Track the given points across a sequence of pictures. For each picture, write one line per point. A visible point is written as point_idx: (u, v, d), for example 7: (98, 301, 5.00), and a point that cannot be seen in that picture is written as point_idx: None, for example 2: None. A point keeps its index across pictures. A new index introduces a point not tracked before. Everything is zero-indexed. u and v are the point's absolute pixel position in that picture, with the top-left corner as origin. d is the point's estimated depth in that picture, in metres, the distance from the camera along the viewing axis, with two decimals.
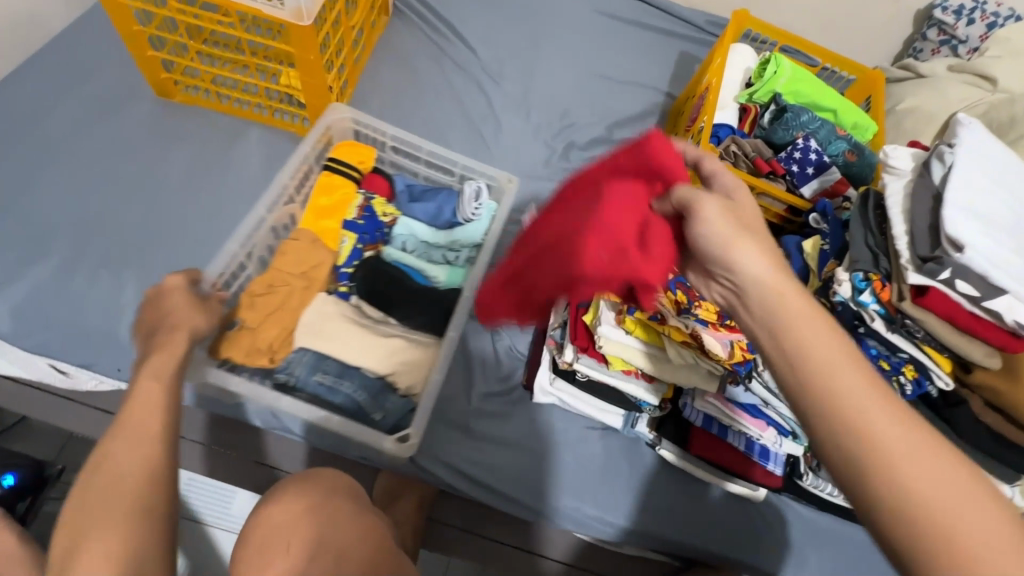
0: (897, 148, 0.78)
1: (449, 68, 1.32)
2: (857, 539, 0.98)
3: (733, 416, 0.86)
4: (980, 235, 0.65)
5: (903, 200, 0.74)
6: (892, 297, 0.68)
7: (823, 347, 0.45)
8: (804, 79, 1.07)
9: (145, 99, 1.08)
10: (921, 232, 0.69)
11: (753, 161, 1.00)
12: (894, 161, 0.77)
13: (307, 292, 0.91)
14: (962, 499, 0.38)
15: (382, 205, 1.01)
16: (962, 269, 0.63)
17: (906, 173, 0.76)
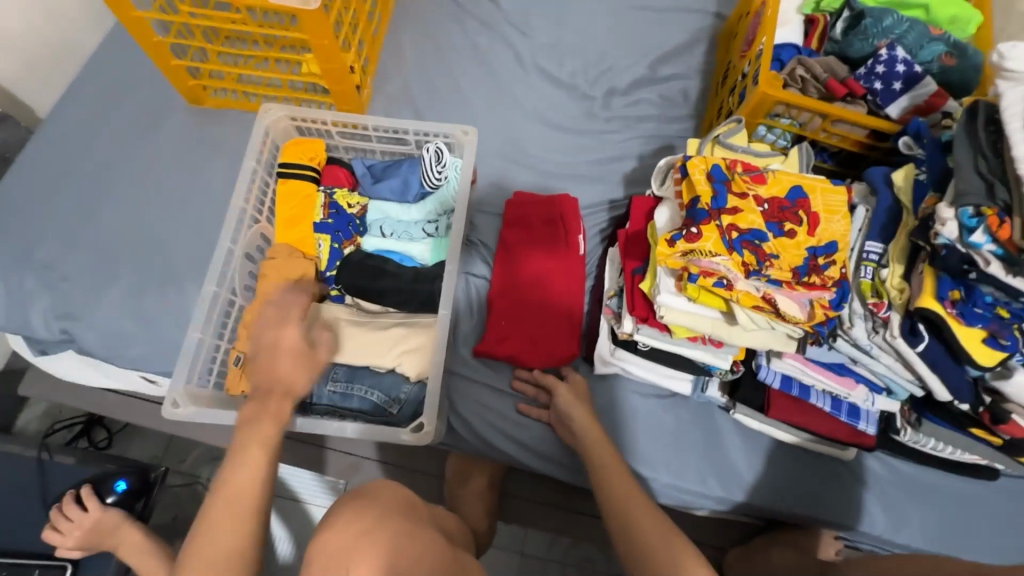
0: (1016, 45, 0.63)
1: (471, 26, 1.23)
2: (965, 494, 0.90)
3: (816, 376, 0.79)
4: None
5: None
6: (1012, 234, 0.57)
7: (606, 461, 0.80)
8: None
9: (179, 109, 1.09)
10: None
11: (825, 83, 0.86)
12: (1011, 63, 0.63)
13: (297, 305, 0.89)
14: (649, 505, 0.73)
15: (345, 196, 0.95)
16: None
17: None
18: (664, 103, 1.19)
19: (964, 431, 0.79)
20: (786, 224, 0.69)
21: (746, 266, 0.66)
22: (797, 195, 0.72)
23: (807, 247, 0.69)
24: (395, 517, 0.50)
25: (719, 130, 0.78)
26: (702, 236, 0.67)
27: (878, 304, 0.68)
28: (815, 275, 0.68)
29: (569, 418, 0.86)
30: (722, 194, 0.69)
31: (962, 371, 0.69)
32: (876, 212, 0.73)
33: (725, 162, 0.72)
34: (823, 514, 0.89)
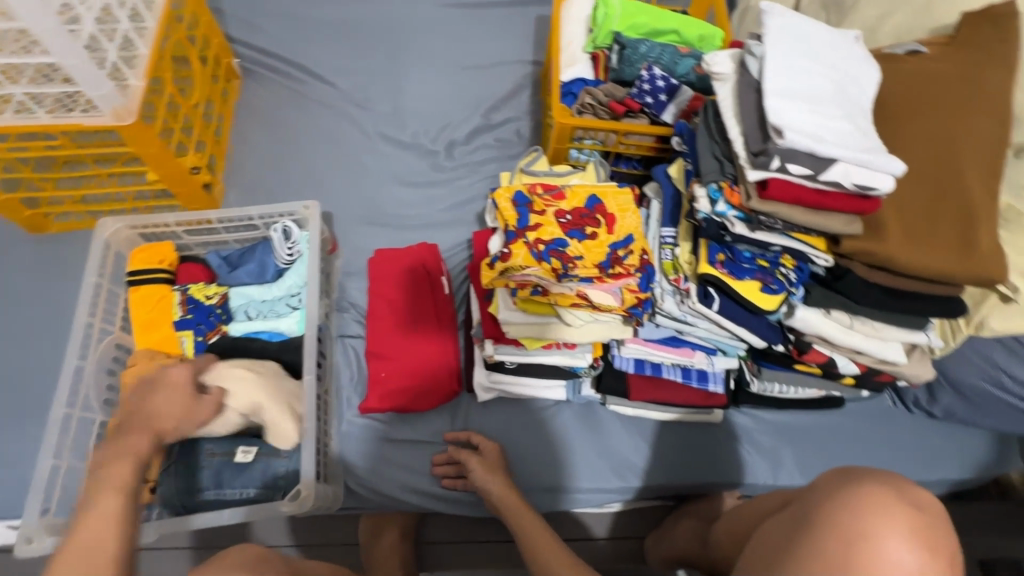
0: (716, 54, 0.78)
1: (312, 109, 1.31)
2: (823, 425, 1.01)
3: (660, 352, 0.88)
4: (800, 113, 0.66)
5: (734, 101, 0.74)
6: (742, 199, 0.69)
7: (532, 530, 0.83)
8: (636, 12, 1.08)
9: (21, 241, 1.08)
10: (751, 128, 0.70)
11: (608, 105, 1.00)
12: (716, 68, 0.77)
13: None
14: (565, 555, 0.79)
15: (201, 289, 0.96)
16: (790, 152, 0.64)
17: (730, 75, 0.76)
18: (502, 144, 1.32)
19: (794, 370, 0.90)
20: (585, 229, 0.79)
21: (555, 271, 0.74)
22: (593, 202, 0.82)
23: (608, 244, 0.79)
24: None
25: (523, 161, 0.88)
26: (513, 254, 0.75)
27: (678, 278, 0.79)
28: (618, 266, 0.77)
29: (485, 493, 0.88)
30: (525, 215, 0.78)
31: (762, 319, 0.80)
32: (664, 202, 0.86)
33: (526, 187, 0.82)
34: (710, 476, 0.96)
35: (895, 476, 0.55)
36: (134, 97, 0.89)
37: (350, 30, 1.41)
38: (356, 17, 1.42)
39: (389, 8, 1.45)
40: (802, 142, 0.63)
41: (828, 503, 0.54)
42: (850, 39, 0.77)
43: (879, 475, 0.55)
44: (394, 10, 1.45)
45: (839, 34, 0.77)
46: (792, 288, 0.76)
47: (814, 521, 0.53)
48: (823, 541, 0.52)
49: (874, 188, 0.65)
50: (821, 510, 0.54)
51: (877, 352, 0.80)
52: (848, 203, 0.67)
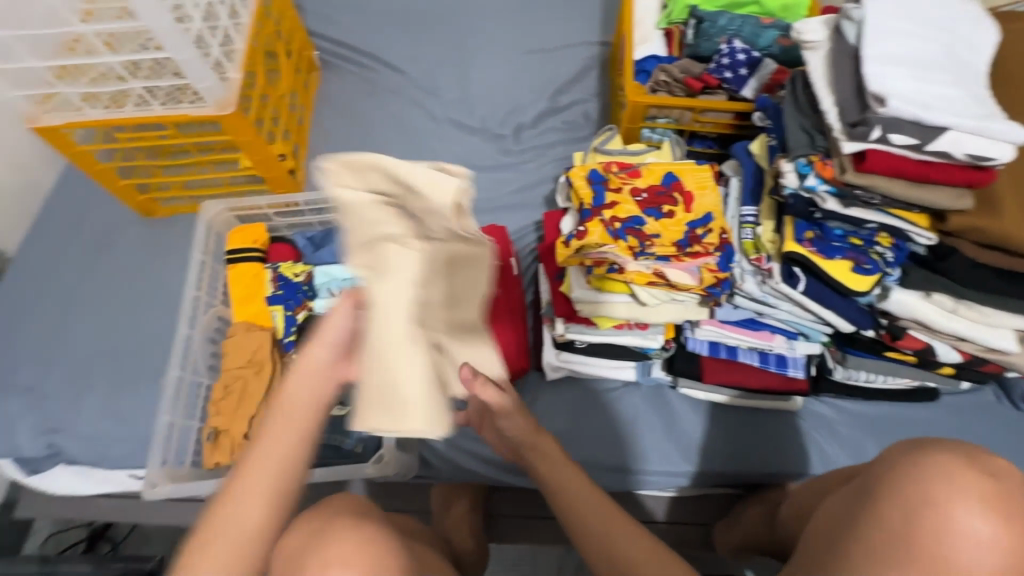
0: (807, 21, 0.74)
1: (385, 97, 1.36)
2: (915, 418, 0.95)
3: (737, 335, 0.86)
4: (906, 79, 0.61)
5: (826, 70, 0.71)
6: (835, 172, 0.66)
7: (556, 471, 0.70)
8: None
9: (134, 223, 1.20)
10: (847, 98, 0.66)
11: (684, 81, 0.97)
12: (807, 36, 0.73)
13: (259, 372, 0.95)
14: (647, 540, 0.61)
15: (291, 268, 1.03)
16: (892, 121, 0.60)
17: (822, 43, 0.72)
18: (569, 127, 1.31)
19: (884, 357, 0.85)
20: (663, 207, 0.78)
21: (632, 249, 0.75)
22: (670, 180, 0.81)
23: (686, 223, 0.78)
24: (342, 521, 0.55)
25: (597, 140, 0.88)
26: (589, 231, 0.75)
27: (759, 258, 0.77)
28: (697, 245, 0.76)
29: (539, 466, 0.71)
30: (600, 193, 0.78)
31: (852, 301, 0.76)
32: (744, 180, 0.83)
33: (601, 165, 0.82)
34: (785, 466, 0.92)
35: (964, 442, 0.53)
36: (233, 88, 0.97)
37: (420, 19, 1.45)
38: (425, 6, 1.46)
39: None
40: (907, 109, 0.59)
41: (892, 473, 0.51)
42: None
43: (952, 444, 0.52)
44: None
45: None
46: (887, 268, 0.71)
47: (877, 488, 0.51)
48: (884, 510, 0.49)
49: (989, 159, 0.60)
50: (881, 480, 0.51)
51: (983, 339, 0.74)
52: (956, 175, 0.62)
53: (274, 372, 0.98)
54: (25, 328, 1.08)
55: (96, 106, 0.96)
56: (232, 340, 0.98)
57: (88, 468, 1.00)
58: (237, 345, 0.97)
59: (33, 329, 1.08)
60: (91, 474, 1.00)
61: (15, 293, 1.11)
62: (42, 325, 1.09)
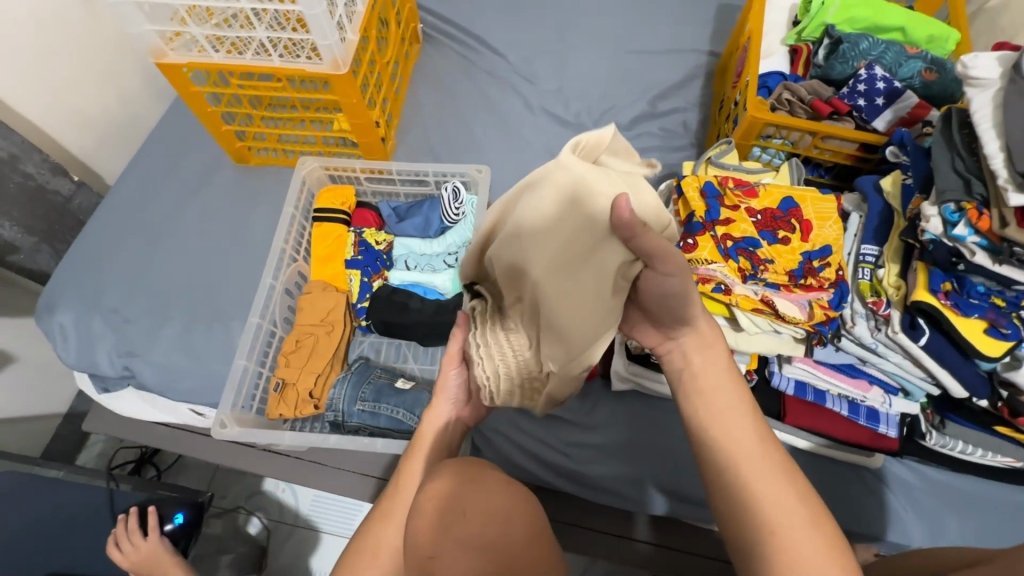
0: (977, 56, 0.67)
1: (483, 79, 1.35)
2: (1007, 500, 0.87)
3: (831, 380, 0.81)
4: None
5: (993, 112, 0.64)
6: (992, 224, 0.60)
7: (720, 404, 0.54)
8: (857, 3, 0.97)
9: (227, 168, 1.23)
10: (1020, 145, 0.59)
11: (809, 103, 0.92)
12: (975, 73, 0.67)
13: (330, 333, 0.96)
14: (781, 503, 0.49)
15: (374, 235, 1.05)
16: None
17: (993, 81, 0.66)
18: (665, 135, 1.27)
19: (990, 431, 0.79)
20: (778, 233, 0.74)
21: (742, 271, 0.71)
22: (789, 205, 0.76)
23: (802, 253, 0.73)
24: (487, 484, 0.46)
25: (712, 152, 0.84)
26: (699, 246, 0.72)
27: (877, 303, 0.71)
28: (811, 277, 0.71)
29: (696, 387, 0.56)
30: (715, 208, 0.74)
31: (974, 365, 0.70)
32: (869, 215, 0.77)
33: (717, 179, 0.78)
34: (856, 525, 0.86)
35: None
36: (349, 50, 0.97)
37: (527, 4, 1.43)
38: None
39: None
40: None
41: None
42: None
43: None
44: None
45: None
46: None
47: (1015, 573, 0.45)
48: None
49: None
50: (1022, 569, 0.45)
51: None
52: None
53: (343, 334, 0.98)
54: (116, 252, 1.13)
55: (217, 49, 0.98)
56: (308, 297, 0.99)
57: (155, 395, 1.04)
58: (312, 302, 0.98)
59: (123, 254, 1.13)
60: (157, 400, 1.05)
61: (111, 217, 1.16)
62: (131, 252, 1.13)
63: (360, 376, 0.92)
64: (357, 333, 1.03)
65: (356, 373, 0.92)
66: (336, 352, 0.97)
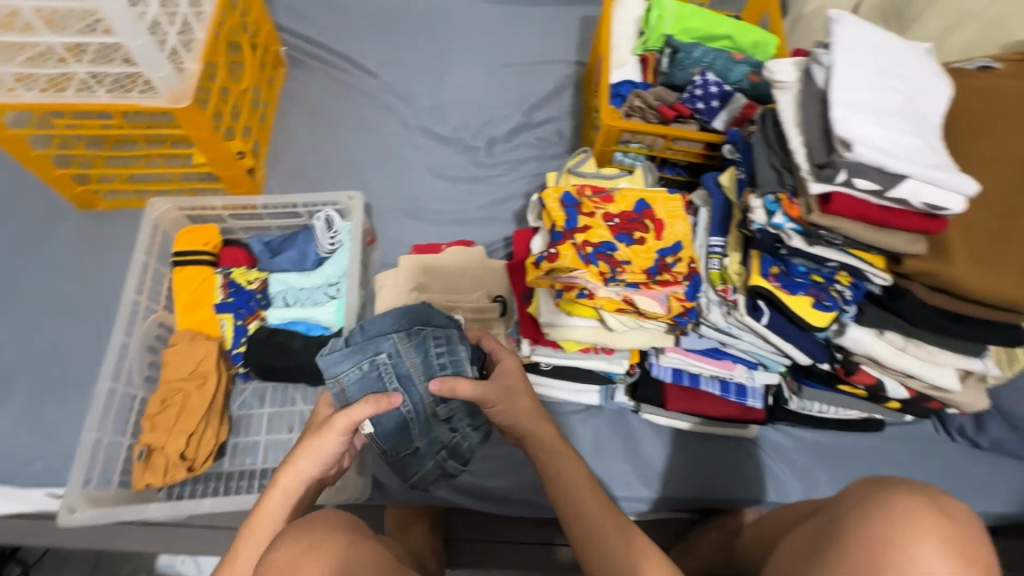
0: (779, 62, 0.76)
1: (357, 100, 1.33)
2: (865, 448, 0.98)
3: (698, 363, 0.86)
4: (875, 125, 0.64)
5: (795, 111, 0.72)
6: (801, 212, 0.67)
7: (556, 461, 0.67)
8: (690, 15, 1.06)
9: (71, 216, 1.10)
10: (815, 139, 0.67)
11: (658, 109, 0.98)
12: (778, 76, 0.75)
13: (319, 429, 0.66)
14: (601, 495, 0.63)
15: (243, 274, 0.98)
16: (857, 166, 0.61)
17: (792, 83, 0.74)
18: (542, 143, 1.31)
19: (837, 390, 0.86)
20: (634, 233, 0.78)
21: (603, 274, 0.74)
22: (642, 207, 0.81)
23: (656, 251, 0.78)
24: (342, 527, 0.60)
25: (571, 162, 0.88)
26: (560, 254, 0.74)
27: (725, 289, 0.77)
28: (667, 273, 0.76)
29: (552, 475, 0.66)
30: (573, 217, 0.78)
31: (810, 335, 0.77)
32: (713, 207, 0.84)
33: (575, 188, 0.81)
34: (742, 492, 0.94)
35: (923, 484, 0.50)
36: (189, 80, 0.91)
37: (397, 23, 1.43)
38: (403, 13, 1.44)
39: (437, 2, 1.46)
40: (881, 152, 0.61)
41: (857, 516, 0.48)
42: (921, 54, 0.74)
43: (909, 485, 0.50)
44: (442, 5, 1.46)
45: (912, 46, 0.74)
46: (845, 306, 0.73)
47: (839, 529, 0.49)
48: (850, 554, 0.46)
49: (943, 209, 0.63)
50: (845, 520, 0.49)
51: (928, 376, 0.78)
52: (911, 222, 0.65)
53: (219, 384, 0.91)
54: None
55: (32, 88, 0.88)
56: (388, 399, 0.65)
57: None
58: (370, 412, 0.65)
59: None
60: None
61: None
62: None
63: (379, 374, 0.73)
64: (238, 381, 0.97)
65: (372, 388, 0.73)
66: (211, 407, 0.89)
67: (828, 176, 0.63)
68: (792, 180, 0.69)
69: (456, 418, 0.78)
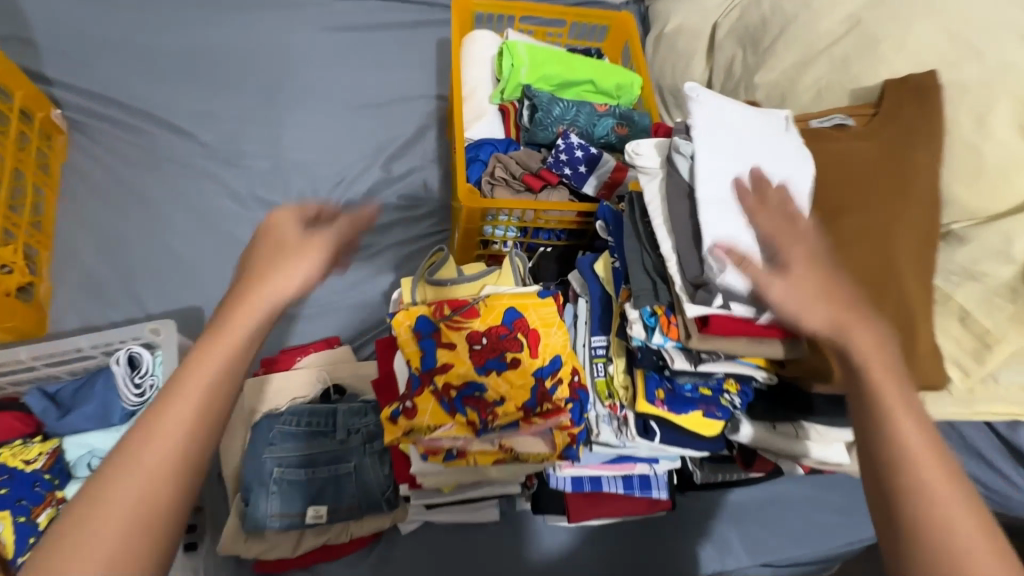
0: (641, 142, 0.68)
1: (172, 170, 1.09)
2: (773, 497, 0.96)
3: (598, 469, 0.78)
4: (746, 228, 0.57)
5: (662, 204, 0.64)
6: (679, 333, 0.60)
7: (901, 401, 0.43)
8: (546, 61, 0.96)
9: None
10: (683, 251, 0.60)
11: (522, 178, 0.87)
12: (642, 161, 0.67)
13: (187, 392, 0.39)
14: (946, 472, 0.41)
15: (19, 452, 0.75)
16: (732, 290, 0.55)
17: (657, 169, 0.66)
18: (408, 200, 1.15)
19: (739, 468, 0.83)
20: (504, 355, 0.68)
21: (473, 425, 0.62)
22: (512, 318, 0.70)
23: (532, 373, 0.67)
24: None
25: (425, 266, 0.75)
26: (420, 407, 0.62)
27: (613, 405, 0.69)
28: (547, 402, 0.66)
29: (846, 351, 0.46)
30: (430, 353, 0.65)
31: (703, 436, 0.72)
32: (592, 301, 0.75)
33: (431, 309, 0.69)
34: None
35: None
36: None
37: (215, 67, 1.19)
38: (219, 54, 1.20)
39: (262, 36, 1.23)
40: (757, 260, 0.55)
41: None
42: (785, 128, 0.67)
43: None
44: (268, 40, 1.23)
45: (775, 120, 0.67)
46: (734, 411, 0.68)
47: None
48: None
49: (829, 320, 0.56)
50: None
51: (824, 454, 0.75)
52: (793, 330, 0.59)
53: None
54: None
55: None
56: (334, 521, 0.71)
57: None
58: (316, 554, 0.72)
59: None
60: None
61: None
62: None
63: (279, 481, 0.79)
64: None
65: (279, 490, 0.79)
66: None
67: (705, 298, 0.56)
68: (666, 290, 0.62)
69: (316, 468, 0.80)
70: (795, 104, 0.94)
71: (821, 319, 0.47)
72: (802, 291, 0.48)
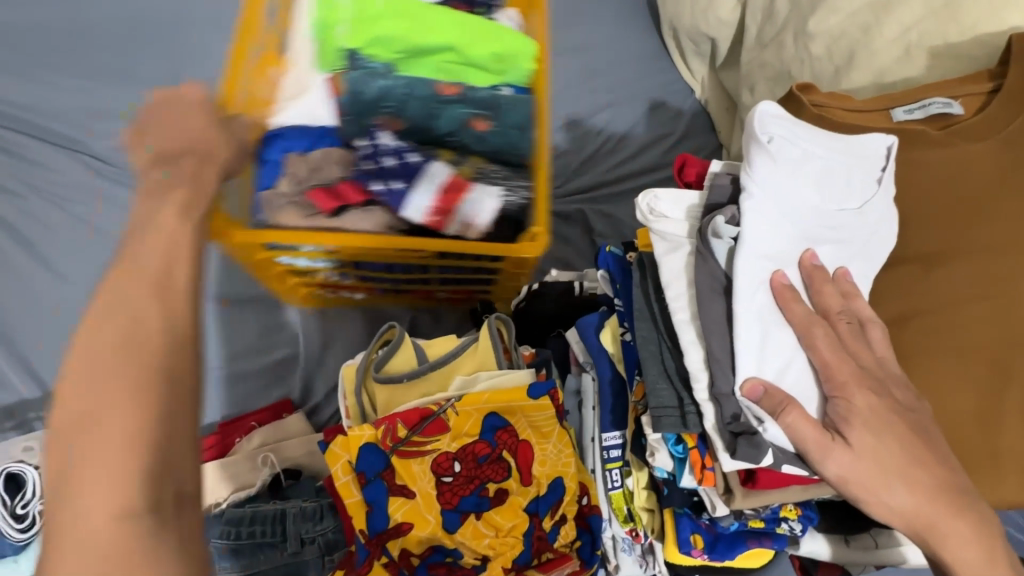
0: (663, 196, 0.49)
1: (41, 186, 0.82)
2: None
3: None
4: (800, 352, 0.43)
5: (688, 291, 0.46)
6: (714, 480, 0.46)
7: None
8: (381, 10, 0.57)
9: None
10: (721, 366, 0.43)
11: (305, 195, 0.56)
12: (662, 225, 0.48)
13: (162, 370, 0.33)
14: None
15: None
16: (779, 445, 0.42)
17: (681, 241, 0.47)
18: None
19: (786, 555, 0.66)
20: (485, 489, 0.49)
21: None
22: (493, 430, 0.51)
23: (524, 513, 0.49)
24: None
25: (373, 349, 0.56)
26: None
27: (633, 533, 0.54)
28: (545, 551, 0.49)
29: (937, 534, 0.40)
30: (379, 504, 0.47)
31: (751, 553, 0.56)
32: (600, 384, 0.56)
33: (375, 432, 0.49)
34: None
35: None
36: None
37: (84, 37, 0.88)
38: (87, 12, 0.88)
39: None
40: (806, 417, 0.40)
41: None
42: (876, 182, 0.48)
43: None
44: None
45: (867, 170, 0.47)
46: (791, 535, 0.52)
47: None
48: None
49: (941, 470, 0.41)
50: None
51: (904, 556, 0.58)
52: None
53: None
54: None
55: None
56: None
57: None
58: None
59: None
60: None
61: None
62: None
63: None
64: None
65: None
66: None
67: (747, 456, 0.42)
68: (698, 417, 0.45)
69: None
70: (869, 63, 0.67)
71: (903, 499, 0.40)
72: (865, 469, 0.40)
